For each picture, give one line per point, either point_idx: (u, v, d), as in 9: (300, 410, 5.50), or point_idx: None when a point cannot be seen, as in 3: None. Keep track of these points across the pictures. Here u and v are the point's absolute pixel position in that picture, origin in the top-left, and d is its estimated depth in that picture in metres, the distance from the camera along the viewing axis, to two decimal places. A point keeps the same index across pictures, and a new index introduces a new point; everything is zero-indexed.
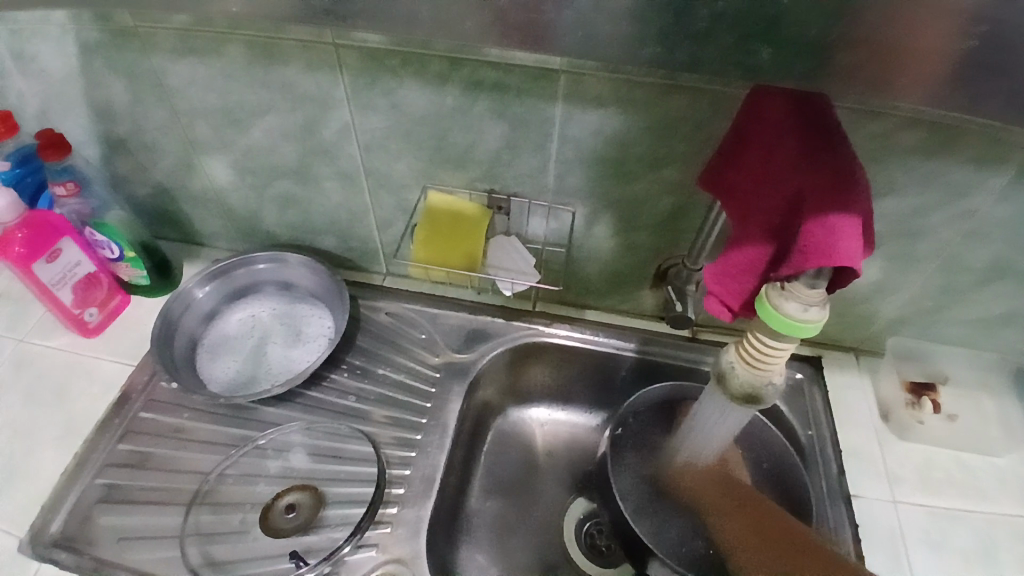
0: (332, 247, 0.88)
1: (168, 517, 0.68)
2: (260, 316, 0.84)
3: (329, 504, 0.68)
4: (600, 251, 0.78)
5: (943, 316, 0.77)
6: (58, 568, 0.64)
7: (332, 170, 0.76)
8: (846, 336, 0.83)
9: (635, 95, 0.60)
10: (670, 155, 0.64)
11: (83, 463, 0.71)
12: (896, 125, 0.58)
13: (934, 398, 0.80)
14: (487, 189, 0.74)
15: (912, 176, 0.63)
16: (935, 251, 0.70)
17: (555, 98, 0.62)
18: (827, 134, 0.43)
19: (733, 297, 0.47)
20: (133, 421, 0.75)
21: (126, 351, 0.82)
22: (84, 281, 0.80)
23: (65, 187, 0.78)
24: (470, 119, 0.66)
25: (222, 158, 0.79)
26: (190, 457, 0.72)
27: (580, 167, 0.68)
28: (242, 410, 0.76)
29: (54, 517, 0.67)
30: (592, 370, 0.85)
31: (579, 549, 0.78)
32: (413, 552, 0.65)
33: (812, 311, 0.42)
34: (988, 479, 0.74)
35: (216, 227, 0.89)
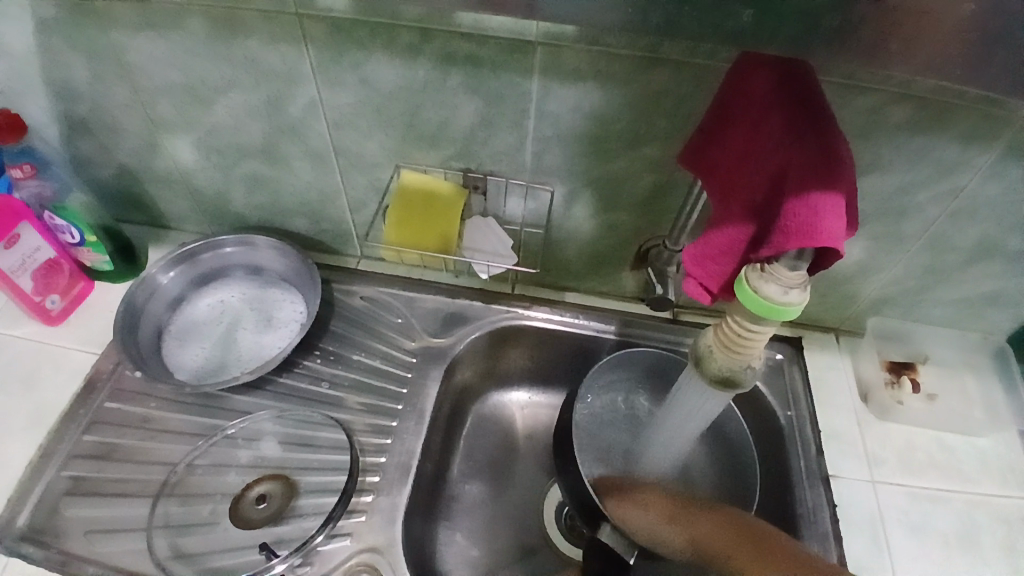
0: (304, 229, 0.85)
1: (135, 510, 0.65)
2: (229, 301, 0.81)
3: (303, 493, 0.66)
4: (580, 231, 0.76)
5: (924, 296, 0.77)
6: (29, 562, 0.62)
7: (301, 149, 0.73)
8: (827, 317, 0.83)
9: (615, 69, 0.58)
10: (651, 132, 0.62)
11: (45, 455, 0.69)
12: (883, 101, 0.56)
13: (913, 377, 0.80)
14: (463, 168, 0.71)
15: (898, 155, 0.61)
16: (917, 231, 0.69)
17: (532, 72, 0.59)
18: (812, 109, 0.41)
19: (712, 279, 0.45)
20: (97, 410, 0.72)
21: (93, 337, 0.79)
22: (45, 268, 0.76)
23: (22, 170, 0.72)
24: (444, 95, 0.64)
25: (185, 136, 0.75)
26: (158, 448, 0.70)
27: (558, 145, 0.66)
28: (212, 398, 0.73)
29: (18, 511, 0.65)
30: (574, 354, 0.83)
31: (559, 532, 0.77)
32: (389, 540, 0.64)
33: (793, 294, 0.40)
34: (965, 458, 0.75)
35: (182, 208, 0.86)
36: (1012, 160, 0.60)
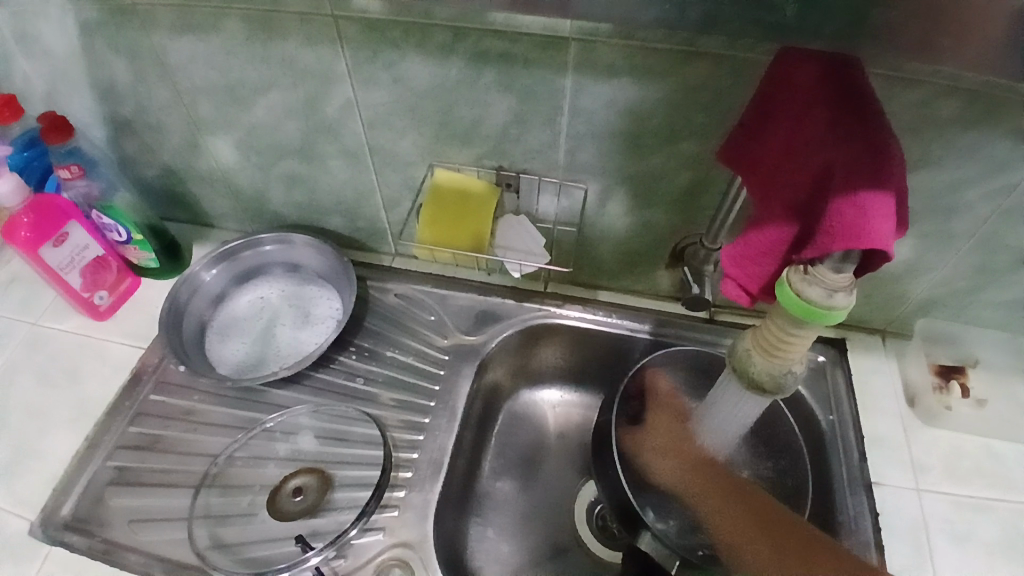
0: (339, 227, 0.86)
1: (177, 499, 0.68)
2: (269, 297, 0.83)
3: (337, 487, 0.68)
4: (614, 229, 0.75)
5: (978, 297, 0.73)
6: (69, 550, 0.65)
7: (336, 148, 0.74)
8: (872, 318, 0.80)
9: (650, 64, 0.56)
10: (688, 128, 0.61)
11: (95, 445, 0.72)
12: (936, 93, 0.54)
13: (962, 382, 0.76)
14: (495, 166, 0.71)
15: (951, 149, 0.58)
16: (971, 228, 0.66)
17: (565, 69, 0.59)
18: (859, 104, 0.39)
19: (752, 280, 0.44)
20: (143, 403, 0.75)
21: (136, 333, 0.82)
22: (93, 265, 0.80)
23: (69, 170, 0.75)
24: (476, 93, 0.63)
25: (225, 136, 0.77)
26: (200, 440, 0.72)
27: (592, 142, 0.65)
28: (251, 392, 0.75)
29: (64, 500, 0.68)
30: (608, 353, 0.82)
31: (590, 531, 0.77)
32: (420, 536, 0.65)
33: (839, 297, 0.38)
34: (1021, 470, 0.71)
35: (223, 207, 0.88)
36: None
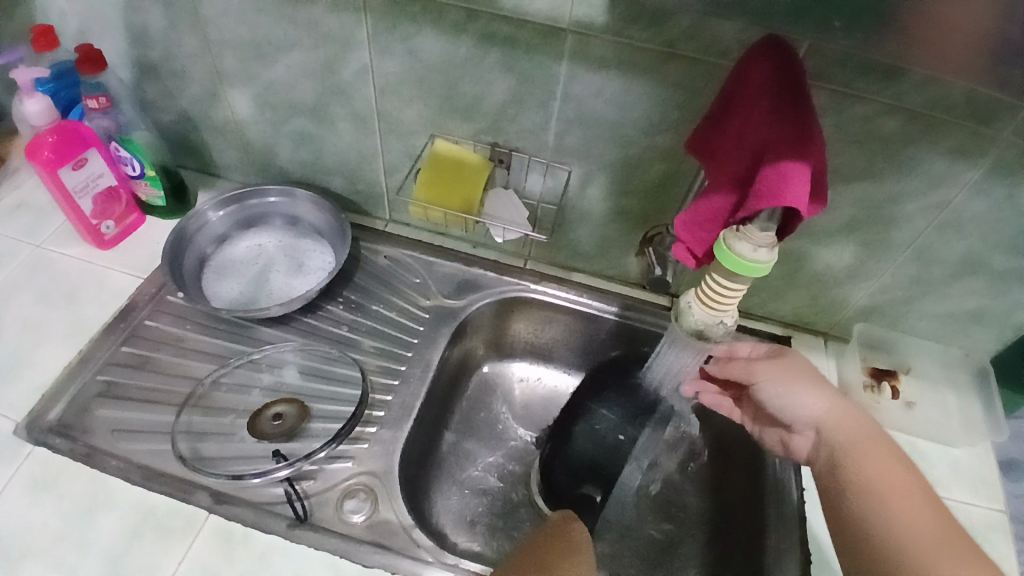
0: (339, 188, 0.92)
1: (161, 415, 0.72)
2: (265, 245, 0.89)
3: (314, 417, 0.73)
4: (592, 213, 0.82)
5: (911, 307, 0.82)
6: (54, 452, 0.68)
7: (346, 111, 0.81)
8: (817, 320, 0.88)
9: (636, 60, 0.64)
10: (665, 122, 0.68)
11: (86, 360, 0.76)
12: (872, 111, 0.63)
13: (893, 384, 0.84)
14: (490, 142, 0.78)
15: (888, 164, 0.67)
16: (905, 240, 0.74)
17: (561, 56, 0.66)
18: (796, 95, 0.47)
19: (698, 244, 0.51)
20: (137, 327, 0.79)
21: (136, 265, 0.86)
22: (105, 195, 0.84)
23: (97, 101, 0.80)
24: (481, 71, 0.71)
25: (243, 90, 0.83)
26: (189, 364, 0.77)
27: (579, 127, 0.72)
28: (242, 328, 0.81)
29: (52, 406, 0.71)
30: (578, 330, 0.89)
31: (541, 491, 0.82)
32: (386, 467, 0.70)
33: (763, 253, 0.44)
34: (939, 465, 0.79)
35: (233, 159, 0.94)
36: (996, 178, 0.65)
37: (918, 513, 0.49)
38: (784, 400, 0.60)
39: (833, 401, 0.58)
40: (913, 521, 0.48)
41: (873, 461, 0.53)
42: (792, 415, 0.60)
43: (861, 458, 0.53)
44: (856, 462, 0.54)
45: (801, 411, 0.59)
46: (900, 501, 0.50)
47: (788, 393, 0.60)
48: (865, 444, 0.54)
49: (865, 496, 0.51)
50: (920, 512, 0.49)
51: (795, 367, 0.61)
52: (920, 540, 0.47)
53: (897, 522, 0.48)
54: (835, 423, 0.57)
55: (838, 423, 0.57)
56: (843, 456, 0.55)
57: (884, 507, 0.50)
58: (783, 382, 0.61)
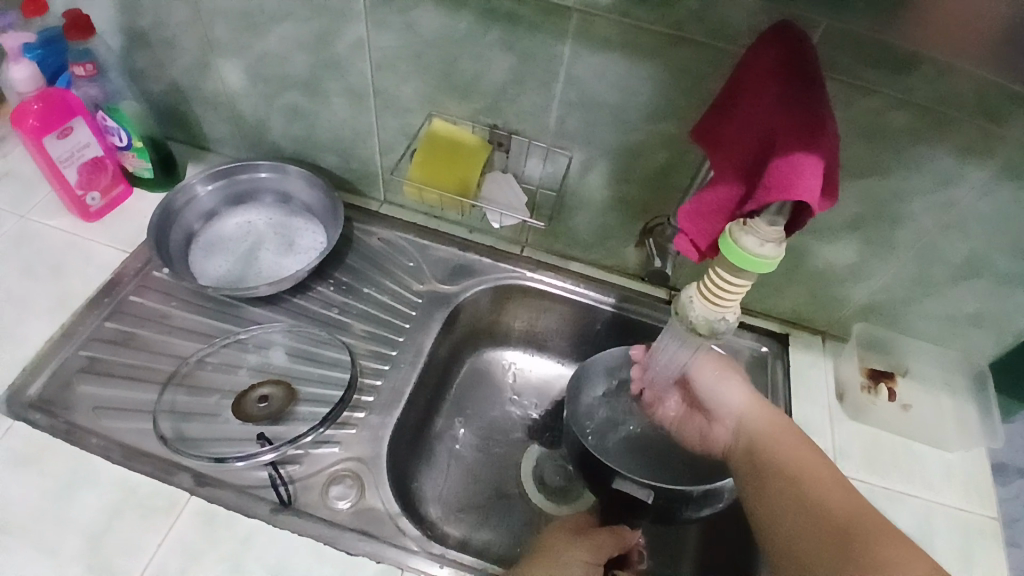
0: (334, 167, 0.90)
1: (144, 393, 0.70)
2: (255, 223, 0.86)
3: (300, 400, 0.71)
4: (592, 201, 0.80)
5: (911, 307, 0.81)
6: (33, 428, 0.66)
7: (341, 86, 0.78)
8: (816, 317, 0.87)
9: (642, 43, 0.62)
10: (669, 109, 0.66)
11: (68, 334, 0.73)
12: (881, 107, 0.61)
13: (890, 386, 0.83)
14: (490, 123, 0.76)
15: (893, 160, 0.66)
16: (908, 239, 0.73)
17: (565, 36, 0.64)
18: (806, 86, 0.45)
19: (701, 236, 0.49)
20: (122, 302, 0.77)
21: (121, 239, 0.84)
22: (91, 165, 0.81)
23: (84, 68, 0.77)
24: (481, 48, 0.68)
25: (235, 61, 0.80)
26: (174, 342, 0.75)
27: (581, 111, 0.70)
28: (229, 307, 0.79)
29: (32, 381, 0.69)
30: (573, 320, 0.87)
31: (533, 483, 0.81)
32: (374, 453, 0.68)
33: (769, 248, 0.43)
34: (931, 466, 0.78)
35: (224, 133, 0.91)
36: (1004, 179, 0.64)
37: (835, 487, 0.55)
38: (715, 388, 0.69)
39: (751, 394, 0.68)
40: (832, 493, 0.55)
41: (779, 438, 0.62)
42: (717, 405, 0.69)
43: (769, 437, 0.62)
44: (768, 443, 0.62)
45: (730, 402, 0.68)
46: (822, 482, 0.56)
47: (718, 384, 0.69)
48: (788, 436, 0.62)
49: (785, 476, 0.58)
50: (833, 483, 0.56)
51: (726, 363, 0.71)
52: (837, 508, 0.53)
53: (820, 498, 0.54)
54: (754, 415, 0.65)
55: (755, 414, 0.66)
56: (772, 447, 0.61)
57: (807, 489, 0.56)
58: (717, 374, 0.70)
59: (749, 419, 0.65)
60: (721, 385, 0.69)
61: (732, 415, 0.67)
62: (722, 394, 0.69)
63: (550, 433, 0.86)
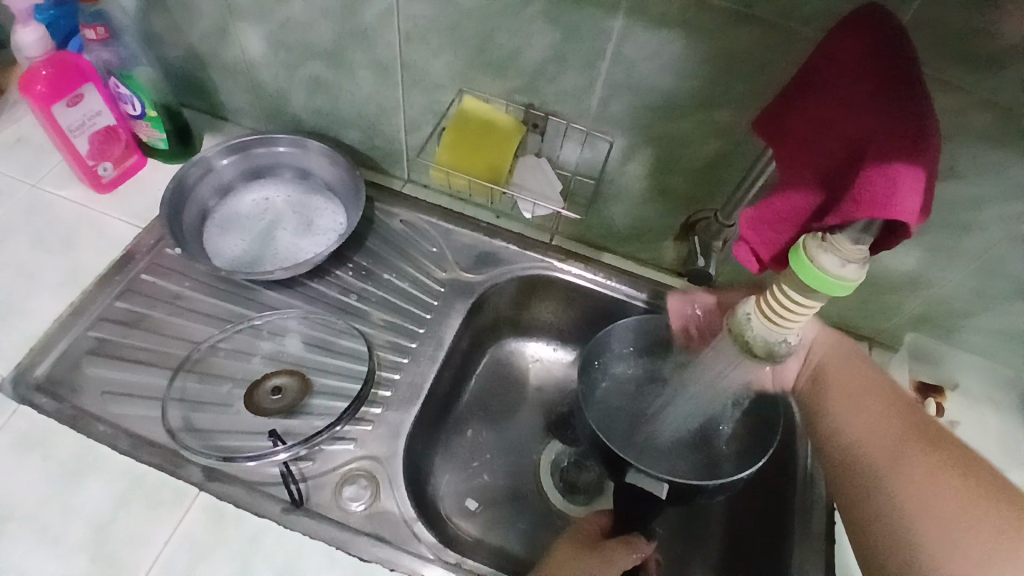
0: (355, 142, 0.85)
1: (155, 378, 0.67)
2: (273, 200, 0.82)
3: (315, 393, 0.68)
4: (631, 191, 0.74)
5: (968, 321, 0.75)
6: (40, 411, 0.64)
7: (366, 57, 0.72)
8: (863, 324, 0.81)
9: (704, 20, 0.55)
10: (727, 96, 0.60)
11: (77, 313, 0.70)
12: (970, 103, 0.54)
13: (938, 401, 0.77)
14: (525, 103, 0.70)
15: (976, 164, 0.59)
16: (979, 250, 0.66)
17: (617, 10, 0.57)
18: (908, 83, 0.39)
19: (764, 247, 0.44)
20: (133, 280, 0.74)
21: (134, 212, 0.80)
22: (103, 134, 0.77)
23: (95, 31, 0.72)
24: (521, 21, 0.62)
25: (255, 26, 0.74)
26: (185, 325, 0.72)
27: (627, 94, 0.64)
28: (243, 289, 0.75)
29: (40, 361, 0.67)
30: (603, 315, 0.82)
31: (553, 484, 0.78)
32: (390, 453, 0.65)
33: (851, 269, 0.37)
34: None
35: (242, 102, 0.86)
36: None
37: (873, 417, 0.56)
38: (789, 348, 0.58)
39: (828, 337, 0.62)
40: (863, 422, 0.56)
41: (845, 377, 0.60)
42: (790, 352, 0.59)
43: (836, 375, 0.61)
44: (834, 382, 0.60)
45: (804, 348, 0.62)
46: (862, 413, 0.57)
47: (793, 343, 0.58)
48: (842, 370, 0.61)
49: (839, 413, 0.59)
50: (869, 408, 0.57)
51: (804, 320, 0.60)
52: (879, 443, 0.54)
53: (862, 433, 0.56)
54: (826, 355, 0.62)
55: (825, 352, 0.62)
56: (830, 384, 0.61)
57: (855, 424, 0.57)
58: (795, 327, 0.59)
59: (820, 363, 0.62)
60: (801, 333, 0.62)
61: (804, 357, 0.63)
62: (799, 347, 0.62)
63: (573, 432, 0.82)
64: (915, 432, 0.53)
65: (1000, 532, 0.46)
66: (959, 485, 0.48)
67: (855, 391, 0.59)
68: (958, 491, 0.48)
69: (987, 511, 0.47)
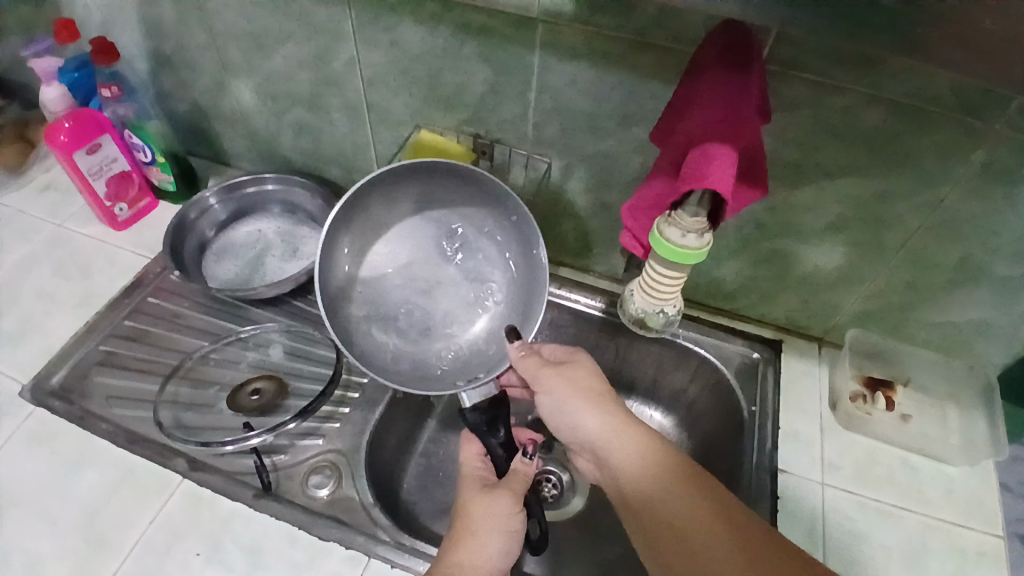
0: (338, 177, 0.96)
1: (151, 384, 0.76)
2: (265, 231, 0.93)
3: (290, 395, 0.76)
4: (576, 206, 0.81)
5: (911, 314, 0.78)
6: (52, 414, 0.73)
7: (339, 101, 0.83)
8: (810, 324, 0.85)
9: (607, 50, 0.63)
10: (640, 114, 0.67)
11: (89, 331, 0.81)
12: (854, 103, 0.60)
13: (889, 395, 0.80)
14: (474, 133, 0.79)
15: (874, 160, 0.64)
16: (897, 242, 0.71)
17: (534, 47, 0.66)
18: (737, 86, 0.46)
19: (643, 232, 0.53)
20: (140, 302, 0.84)
21: (143, 245, 0.91)
22: (118, 177, 0.89)
23: (110, 90, 0.84)
24: (460, 62, 0.72)
25: (247, 81, 0.87)
26: (181, 338, 0.81)
27: (557, 119, 0.72)
28: (235, 308, 0.85)
29: (54, 371, 0.76)
30: (565, 325, 0.89)
31: None
32: (354, 447, 0.72)
33: (691, 237, 0.47)
34: (930, 484, 0.74)
35: (242, 148, 0.98)
36: (991, 177, 0.61)
37: (648, 464, 0.57)
38: (562, 411, 0.62)
39: (599, 409, 0.61)
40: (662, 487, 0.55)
41: (634, 443, 0.58)
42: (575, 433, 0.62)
43: (627, 439, 0.59)
44: (619, 451, 0.58)
45: (579, 427, 0.61)
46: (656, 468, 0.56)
47: (567, 411, 0.62)
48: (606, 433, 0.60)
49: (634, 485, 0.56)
50: (661, 469, 0.56)
51: (576, 381, 0.62)
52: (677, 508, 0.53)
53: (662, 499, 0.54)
54: (606, 435, 0.60)
55: (601, 431, 0.60)
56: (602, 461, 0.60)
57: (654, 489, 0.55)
58: (566, 397, 0.62)
59: (605, 440, 0.59)
60: (571, 419, 0.62)
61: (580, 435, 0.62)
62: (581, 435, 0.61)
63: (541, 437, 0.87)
64: (698, 482, 0.54)
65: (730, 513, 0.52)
66: (695, 481, 0.54)
67: (640, 455, 0.57)
68: (708, 493, 0.53)
69: (719, 502, 0.53)
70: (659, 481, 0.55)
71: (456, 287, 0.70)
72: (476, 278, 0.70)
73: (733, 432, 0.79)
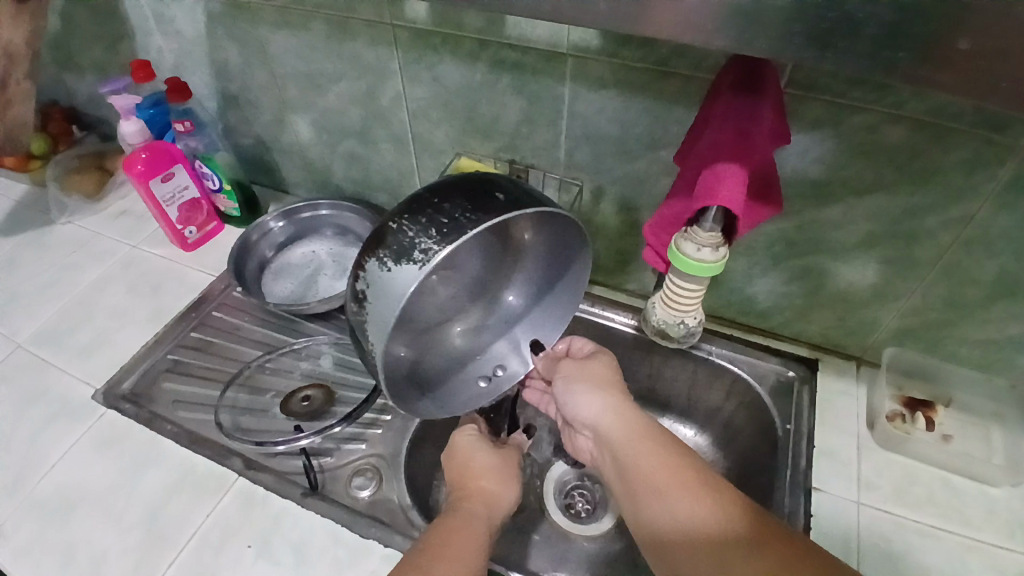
0: (385, 203, 1.03)
1: (212, 390, 0.83)
2: (318, 252, 1.00)
3: (337, 402, 0.82)
4: (608, 226, 0.85)
5: (949, 331, 0.77)
6: (123, 416, 0.80)
7: (387, 132, 0.90)
8: (846, 342, 0.85)
9: (632, 78, 0.68)
10: (666, 137, 0.71)
11: (160, 341, 0.89)
12: (875, 122, 0.62)
13: (929, 415, 0.78)
14: (509, 159, 0.84)
15: (900, 176, 0.65)
16: (930, 258, 0.71)
17: (564, 78, 0.71)
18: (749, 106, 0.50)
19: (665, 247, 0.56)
20: (206, 316, 0.93)
21: (209, 265, 1.00)
22: (189, 204, 0.99)
23: (183, 125, 0.94)
24: (495, 94, 0.77)
25: (304, 116, 0.95)
26: (240, 349, 0.89)
27: (587, 143, 0.77)
28: (290, 322, 0.92)
29: (126, 378, 0.84)
30: (600, 342, 0.91)
31: (558, 508, 0.85)
32: (394, 452, 0.77)
33: (707, 252, 0.50)
34: (973, 506, 0.72)
35: (299, 177, 1.07)
36: (1020, 191, 0.61)
37: (660, 460, 0.58)
38: (571, 397, 0.67)
39: (602, 396, 0.66)
40: (653, 462, 0.58)
41: (631, 424, 0.62)
42: (582, 418, 0.67)
43: (624, 421, 0.63)
44: (615, 431, 0.63)
45: (584, 412, 0.66)
46: (648, 445, 0.59)
47: (573, 395, 0.67)
48: (622, 425, 0.63)
49: (626, 459, 0.60)
50: (652, 447, 0.59)
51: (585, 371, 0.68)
52: (662, 478, 0.56)
53: (649, 471, 0.57)
54: (605, 418, 0.64)
55: (603, 416, 0.64)
56: (614, 452, 0.62)
57: (644, 464, 0.58)
58: (573, 384, 0.67)
59: (605, 422, 0.64)
60: (575, 402, 0.67)
61: (586, 421, 0.66)
62: (585, 417, 0.66)
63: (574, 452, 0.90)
64: (687, 458, 0.57)
65: (715, 486, 0.54)
66: (684, 457, 0.57)
67: (635, 434, 0.61)
68: (697, 468, 0.56)
69: (704, 475, 0.55)
70: (649, 455, 0.58)
71: (468, 291, 0.69)
72: (497, 277, 0.70)
73: (767, 449, 0.80)
